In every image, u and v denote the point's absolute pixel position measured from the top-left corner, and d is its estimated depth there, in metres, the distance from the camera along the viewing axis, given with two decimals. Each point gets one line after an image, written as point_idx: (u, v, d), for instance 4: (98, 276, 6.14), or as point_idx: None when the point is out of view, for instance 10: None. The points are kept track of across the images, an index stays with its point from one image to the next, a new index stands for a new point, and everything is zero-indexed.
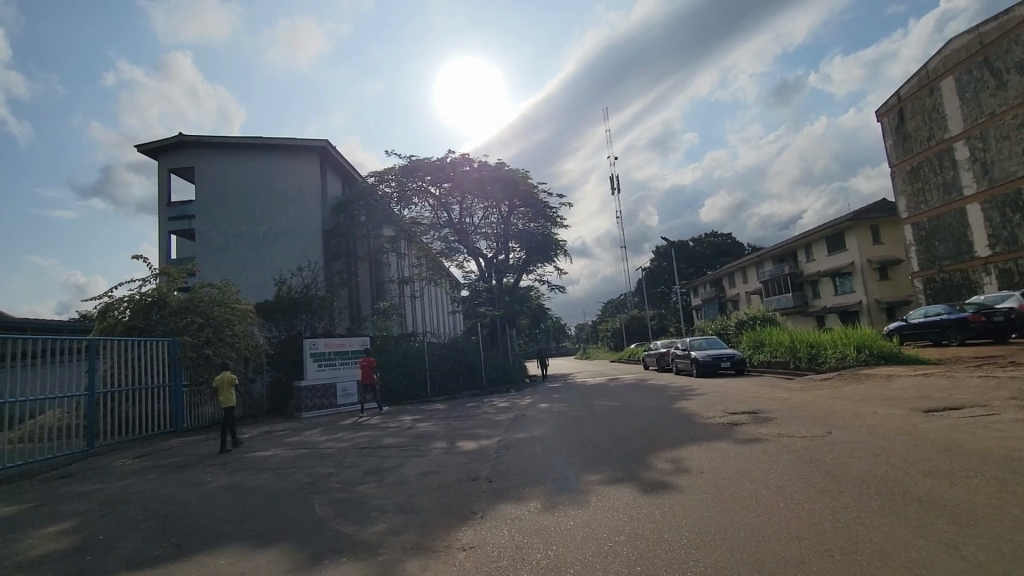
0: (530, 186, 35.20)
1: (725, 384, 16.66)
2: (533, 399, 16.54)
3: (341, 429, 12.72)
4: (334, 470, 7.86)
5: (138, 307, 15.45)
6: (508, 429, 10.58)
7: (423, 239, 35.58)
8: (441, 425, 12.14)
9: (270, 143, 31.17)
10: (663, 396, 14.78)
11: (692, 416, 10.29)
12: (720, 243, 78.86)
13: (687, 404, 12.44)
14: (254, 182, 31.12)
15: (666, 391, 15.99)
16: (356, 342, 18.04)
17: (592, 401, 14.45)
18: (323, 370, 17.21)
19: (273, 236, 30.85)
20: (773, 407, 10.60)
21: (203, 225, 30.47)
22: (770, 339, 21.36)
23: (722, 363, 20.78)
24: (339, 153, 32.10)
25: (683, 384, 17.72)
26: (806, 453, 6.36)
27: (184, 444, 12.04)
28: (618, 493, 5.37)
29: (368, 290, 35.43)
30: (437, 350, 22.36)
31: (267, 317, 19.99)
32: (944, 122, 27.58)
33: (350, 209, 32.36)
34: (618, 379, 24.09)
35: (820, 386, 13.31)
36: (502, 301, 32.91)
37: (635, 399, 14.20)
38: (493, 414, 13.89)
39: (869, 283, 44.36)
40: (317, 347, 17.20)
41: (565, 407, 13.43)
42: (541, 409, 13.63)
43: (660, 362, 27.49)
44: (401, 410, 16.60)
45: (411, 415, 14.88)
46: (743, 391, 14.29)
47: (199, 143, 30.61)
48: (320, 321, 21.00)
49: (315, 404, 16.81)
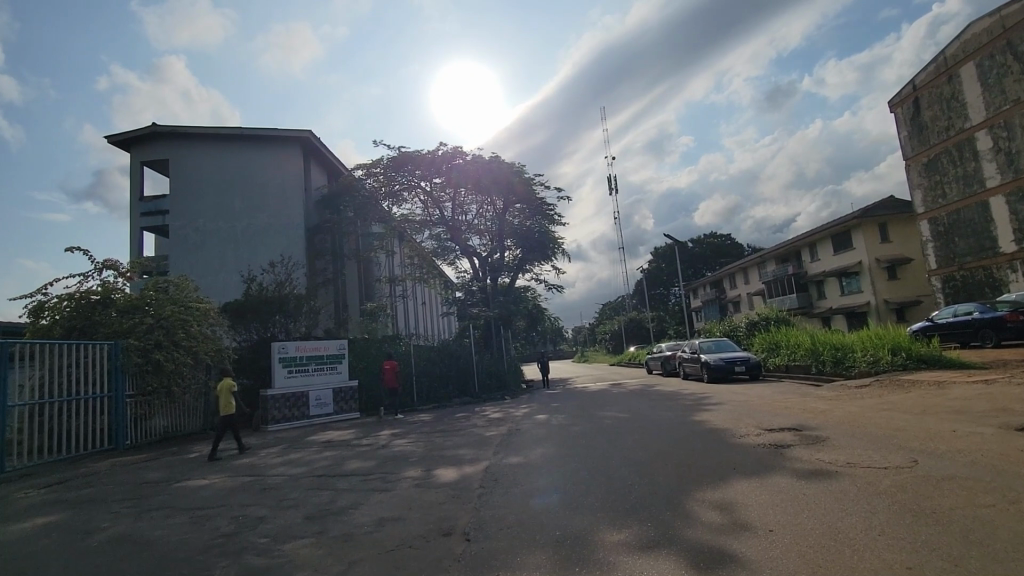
0: (525, 180, 33.43)
1: (744, 392, 14.87)
2: (529, 408, 14.75)
3: (305, 448, 10.90)
4: (268, 512, 6.05)
5: (79, 306, 13.53)
6: (499, 450, 8.77)
7: (415, 238, 33.71)
8: (422, 443, 10.34)
9: (248, 134, 29.31)
10: (677, 406, 12.98)
11: (722, 435, 8.47)
12: (720, 244, 77.21)
13: (709, 417, 10.62)
14: (233, 176, 29.25)
15: (678, 399, 14.19)
16: (333, 345, 16.21)
17: (597, 412, 12.64)
18: (294, 377, 15.35)
19: (253, 232, 28.97)
20: (820, 423, 8.79)
21: (179, 221, 28.56)
22: (789, 342, 19.54)
23: (736, 367, 19.02)
24: (323, 144, 30.30)
25: (696, 392, 15.94)
26: (908, 498, 4.60)
27: (116, 467, 10.16)
28: (657, 568, 3.59)
29: (355, 292, 33.56)
30: (424, 354, 20.51)
31: (236, 319, 18.14)
32: (963, 110, 25.99)
33: (337, 205, 31.03)
34: (621, 384, 22.31)
35: (859, 394, 11.55)
36: (497, 301, 31.09)
37: (646, 411, 12.35)
38: (483, 428, 12.09)
39: (878, 283, 42.74)
40: (287, 351, 15.34)
41: (565, 420, 11.60)
42: (538, 422, 11.85)
43: (665, 366, 25.69)
44: (381, 421, 14.75)
45: (390, 428, 13.05)
46: (768, 401, 12.52)
47: (173, 134, 28.80)
48: (294, 323, 19.09)
49: (284, 416, 14.89)
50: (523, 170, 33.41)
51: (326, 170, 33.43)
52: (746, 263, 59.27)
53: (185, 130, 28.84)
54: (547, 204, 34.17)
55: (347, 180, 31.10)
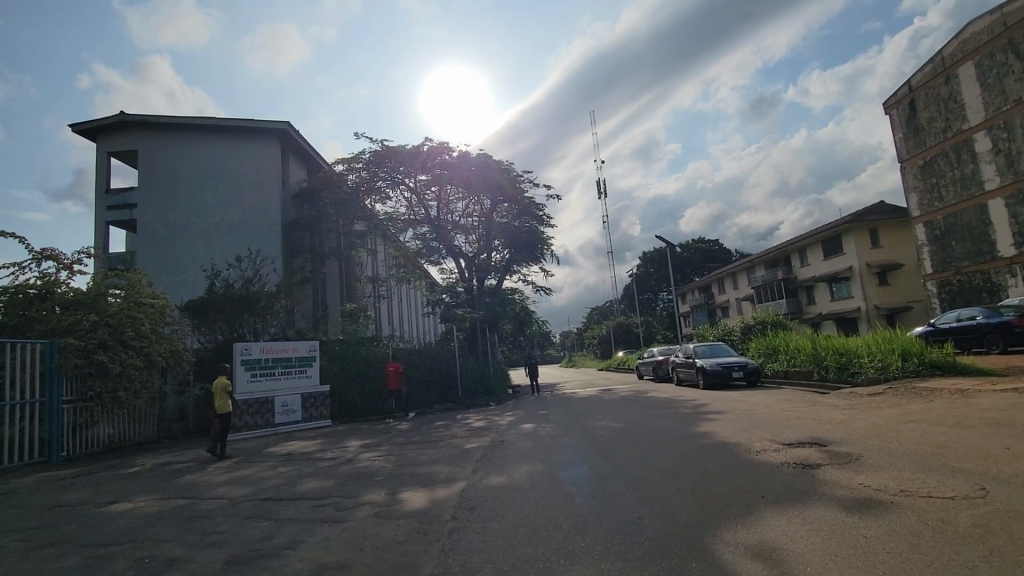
0: (514, 177, 32.25)
1: (745, 399, 13.84)
2: (514, 416, 13.60)
3: (261, 461, 9.64)
4: (183, 553, 4.80)
5: (13, 301, 12.08)
6: (478, 466, 7.61)
7: (399, 236, 32.44)
8: (393, 457, 9.13)
9: (223, 125, 27.88)
10: (675, 415, 11.90)
11: (734, 450, 7.38)
12: (708, 249, 76.82)
13: (714, 428, 9.54)
14: (206, 169, 27.82)
15: (675, 408, 13.12)
16: (303, 347, 14.86)
17: (589, 421, 11.53)
18: (258, 382, 14.06)
19: (225, 228, 27.51)
20: (843, 437, 7.75)
21: (147, 215, 27.04)
22: (790, 347, 18.58)
23: (733, 372, 18.06)
24: (302, 137, 28.97)
25: (693, 399, 14.92)
26: (1007, 550, 3.55)
27: (37, 484, 8.81)
28: None
29: (334, 292, 32.27)
30: (404, 357, 19.25)
31: (199, 318, 16.76)
32: (961, 111, 25.48)
33: (316, 199, 30.06)
34: (612, 390, 21.26)
35: (874, 403, 10.58)
36: (483, 303, 29.88)
37: (643, 420, 11.25)
38: (463, 438, 10.92)
39: (869, 288, 42.31)
40: (251, 353, 13.99)
41: (555, 431, 10.45)
42: (523, 432, 10.71)
43: (657, 371, 24.67)
44: (353, 431, 13.50)
45: (360, 438, 11.81)
46: (774, 410, 11.50)
47: (142, 123, 27.29)
48: (262, 324, 17.73)
49: (246, 423, 13.63)
50: (511, 167, 32.20)
51: (305, 164, 32.02)
52: (735, 268, 58.84)
53: (156, 120, 27.37)
54: (536, 204, 33.01)
55: (328, 174, 29.91)
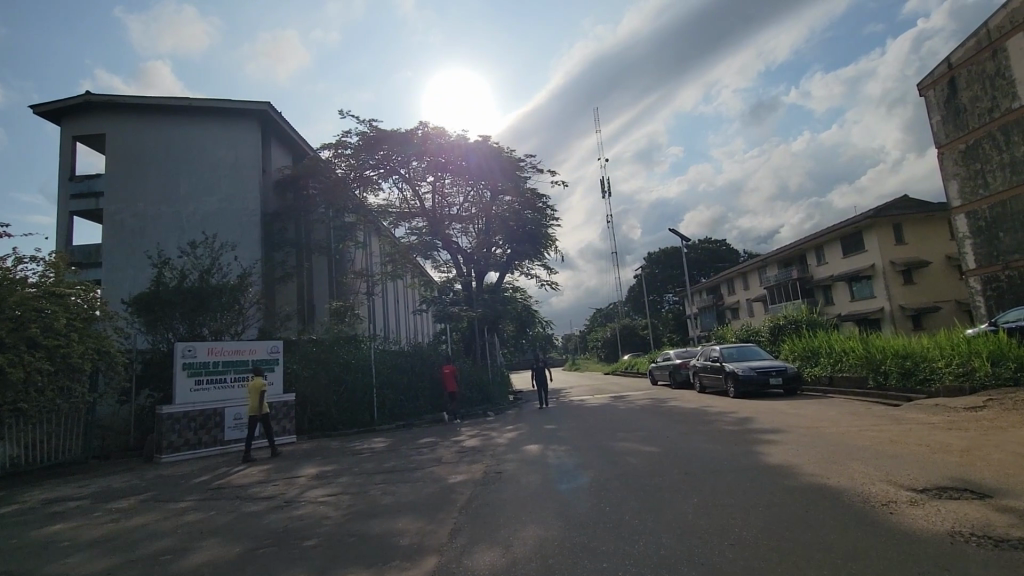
0: (516, 163, 29.67)
1: (798, 412, 11.36)
2: (515, 433, 11.13)
3: (174, 501, 7.16)
4: None
5: None
6: (463, 524, 5.16)
7: (393, 230, 30.03)
8: (350, 498, 6.67)
9: (197, 106, 25.50)
10: (718, 434, 9.39)
11: (853, 506, 4.93)
12: (716, 249, 74.16)
13: (787, 456, 7.07)
14: (179, 154, 25.45)
15: (713, 422, 10.63)
16: (262, 348, 12.52)
17: (611, 442, 9.00)
18: (204, 390, 11.59)
19: (198, 218, 25.09)
20: (999, 477, 5.31)
21: (112, 204, 24.65)
22: (837, 348, 16.06)
23: (771, 379, 15.56)
24: (283, 118, 26.50)
25: (730, 411, 12.43)
26: None
27: None
28: None
29: (321, 289, 29.92)
30: (389, 360, 16.70)
31: (146, 315, 14.28)
32: (1014, 87, 19.63)
33: (296, 187, 27.43)
34: (627, 399, 18.77)
35: (987, 422, 8.08)
36: (482, 300, 27.17)
37: (680, 442, 8.74)
38: (449, 465, 8.45)
39: (893, 288, 39.75)
40: (195, 356, 11.54)
41: (568, 457, 7.97)
42: (526, 459, 8.19)
43: (675, 376, 22.14)
44: (320, 451, 11.05)
45: (320, 463, 9.32)
46: (847, 428, 9.00)
47: (107, 104, 24.90)
48: (222, 321, 15.25)
49: (187, 440, 11.12)
50: (513, 154, 29.48)
51: (288, 150, 29.49)
52: (745, 267, 56.39)
53: (124, 101, 25.00)
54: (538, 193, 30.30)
55: (312, 160, 27.18)
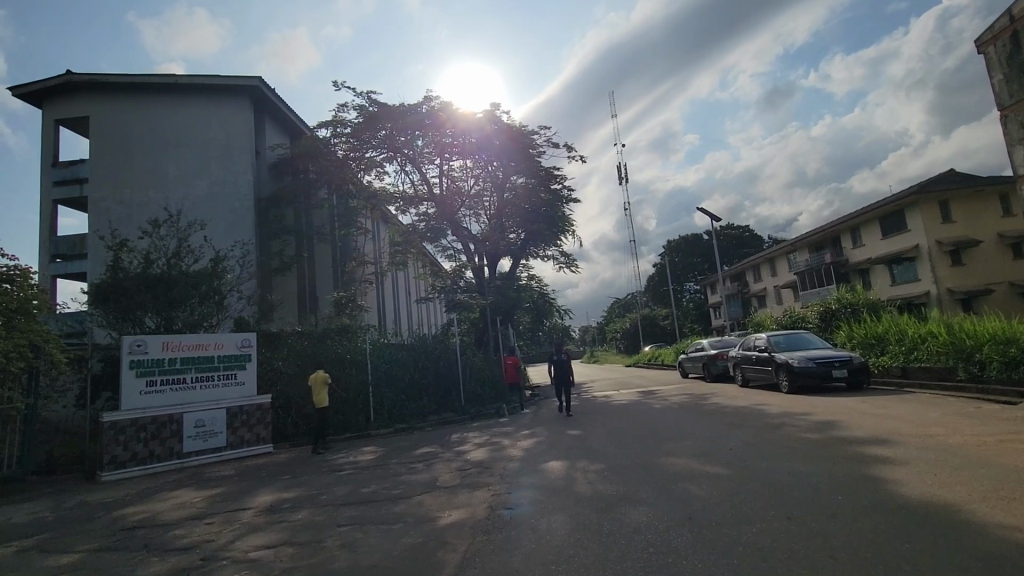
0: (528, 140, 27.23)
1: (886, 414, 9.05)
2: (532, 442, 9.03)
3: (60, 555, 5.15)
4: None
5: None
6: None
7: (398, 216, 27.98)
8: (293, 553, 4.62)
9: (183, 83, 23.73)
10: (799, 447, 7.12)
11: None
12: (739, 235, 70.87)
13: (929, 489, 4.84)
14: (166, 137, 23.72)
15: (783, 429, 8.36)
16: (231, 342, 10.53)
17: (659, 459, 6.78)
18: (158, 393, 9.67)
19: (188, 203, 23.34)
20: None
21: (96, 192, 22.97)
22: (911, 335, 13.59)
23: (833, 370, 13.16)
24: (276, 94, 24.59)
25: (795, 411, 10.14)
26: None
27: None
28: None
29: (323, 279, 28.08)
30: (387, 354, 14.69)
31: (107, 307, 12.46)
32: None
33: (295, 169, 25.61)
34: (659, 395, 16.51)
35: None
36: (494, 287, 25.04)
37: (752, 459, 6.54)
38: (444, 494, 6.36)
39: (941, 270, 36.63)
40: (147, 352, 9.64)
41: (604, 483, 5.81)
42: (546, 486, 6.04)
43: (710, 367, 19.77)
44: (294, 466, 9.08)
45: (285, 486, 7.32)
46: (979, 438, 6.69)
47: (88, 83, 23.18)
48: (198, 314, 13.25)
49: (136, 455, 9.23)
50: (526, 131, 27.11)
51: (283, 130, 27.57)
52: (773, 252, 53.33)
53: (107, 80, 23.28)
54: (553, 173, 27.97)
55: (310, 140, 25.00)
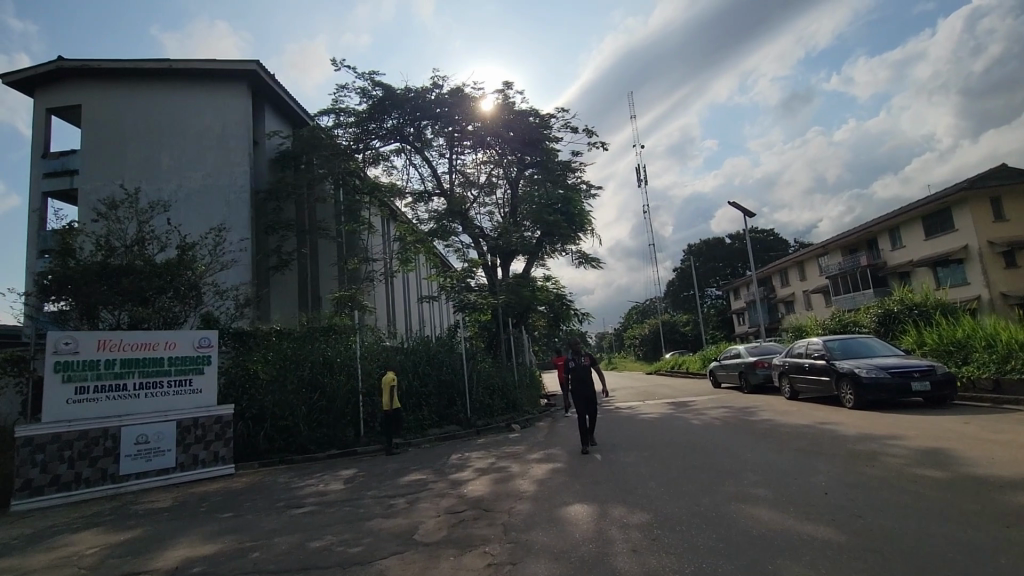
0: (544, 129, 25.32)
1: (1017, 443, 6.86)
2: (547, 471, 7.06)
3: None
4: None
5: None
6: None
7: (406, 211, 26.19)
8: None
9: (178, 69, 22.38)
10: (928, 494, 5.03)
11: None
12: (765, 239, 67.85)
13: None
14: (160, 126, 22.38)
15: (886, 464, 6.24)
16: (186, 341, 8.77)
17: (728, 511, 4.72)
18: (92, 403, 7.94)
19: (183, 195, 21.92)
20: None
21: (87, 183, 21.66)
22: (1005, 341, 11.30)
23: (913, 383, 10.90)
24: (275, 79, 23.12)
25: (882, 436, 7.97)
26: None
27: None
28: None
29: (326, 278, 26.46)
30: (382, 359, 12.83)
31: (61, 302, 10.86)
32: None
33: (296, 160, 24.01)
34: (694, 408, 14.35)
35: None
36: (507, 287, 23.11)
37: (873, 516, 4.45)
38: (417, 558, 4.38)
39: (993, 272, 33.77)
40: (78, 352, 7.91)
41: (660, 557, 3.79)
42: (568, 554, 4.05)
43: (749, 377, 17.57)
44: (247, 496, 7.21)
45: (214, 533, 5.44)
46: None
47: (79, 69, 21.92)
48: (166, 310, 11.64)
49: (59, 478, 7.49)
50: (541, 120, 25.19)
51: (284, 120, 26.22)
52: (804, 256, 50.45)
53: (97, 65, 21.98)
54: (570, 165, 25.98)
55: (310, 130, 23.40)
